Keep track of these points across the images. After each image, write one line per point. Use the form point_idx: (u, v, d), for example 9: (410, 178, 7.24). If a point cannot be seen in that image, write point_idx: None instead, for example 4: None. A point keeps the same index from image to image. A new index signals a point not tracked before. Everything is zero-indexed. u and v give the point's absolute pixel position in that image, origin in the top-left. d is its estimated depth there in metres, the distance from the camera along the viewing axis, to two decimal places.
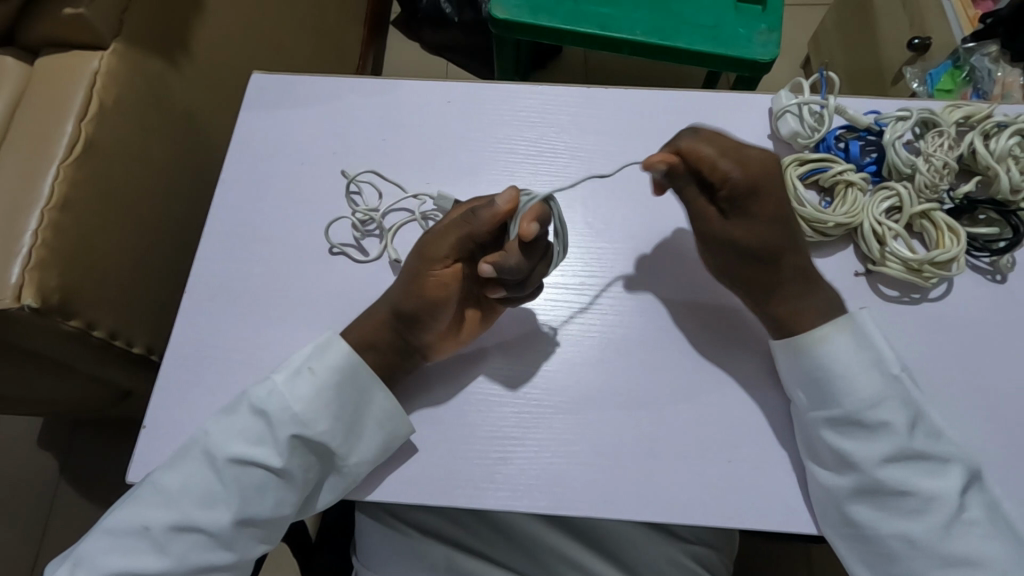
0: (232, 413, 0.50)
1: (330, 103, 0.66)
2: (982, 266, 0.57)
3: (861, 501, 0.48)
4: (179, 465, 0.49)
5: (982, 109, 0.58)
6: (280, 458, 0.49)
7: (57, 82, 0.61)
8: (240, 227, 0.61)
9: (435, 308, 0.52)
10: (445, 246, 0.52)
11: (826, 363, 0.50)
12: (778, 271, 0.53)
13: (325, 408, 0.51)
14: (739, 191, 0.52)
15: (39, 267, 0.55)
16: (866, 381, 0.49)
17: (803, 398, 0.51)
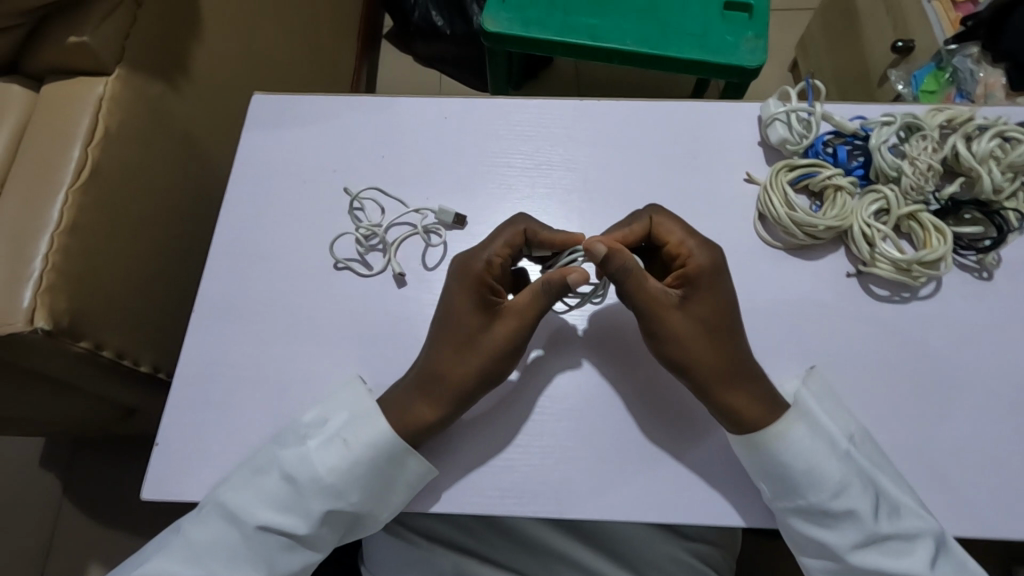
0: (263, 476, 0.51)
1: (329, 122, 0.67)
2: (969, 264, 0.59)
3: (838, 575, 0.50)
4: (202, 531, 0.50)
5: (963, 112, 0.60)
6: (311, 525, 0.50)
7: (61, 109, 0.63)
8: (245, 245, 0.62)
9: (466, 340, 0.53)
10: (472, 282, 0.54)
11: (784, 458, 0.50)
12: (733, 339, 0.52)
13: (353, 477, 0.51)
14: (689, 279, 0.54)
15: (49, 290, 0.55)
16: (828, 471, 0.49)
17: (767, 491, 0.51)
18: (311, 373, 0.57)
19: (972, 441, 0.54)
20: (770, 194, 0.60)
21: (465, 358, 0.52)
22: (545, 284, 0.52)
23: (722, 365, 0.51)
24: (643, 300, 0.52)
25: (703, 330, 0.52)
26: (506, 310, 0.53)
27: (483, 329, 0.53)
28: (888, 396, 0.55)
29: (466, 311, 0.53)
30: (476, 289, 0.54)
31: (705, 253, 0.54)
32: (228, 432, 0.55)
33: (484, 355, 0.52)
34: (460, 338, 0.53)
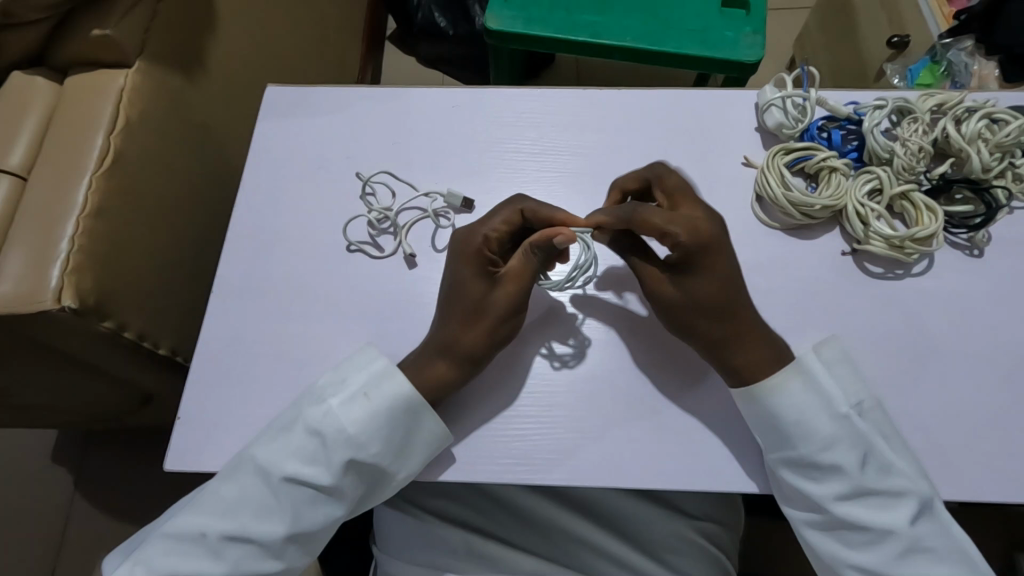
0: (289, 430, 0.53)
1: (341, 111, 0.70)
2: (960, 243, 0.61)
3: (821, 529, 0.52)
4: (233, 479, 0.52)
5: (954, 97, 0.62)
6: (335, 478, 0.52)
7: (85, 100, 0.65)
8: (261, 229, 0.64)
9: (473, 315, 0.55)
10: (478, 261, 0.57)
11: (779, 409, 0.52)
12: (733, 311, 0.54)
13: (377, 427, 0.53)
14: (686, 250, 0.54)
15: (76, 270, 0.58)
16: (817, 423, 0.51)
17: (761, 442, 0.53)
18: (327, 350, 0.59)
19: (963, 410, 0.56)
20: (767, 175, 0.62)
21: (473, 325, 0.55)
22: (530, 246, 0.54)
23: (723, 335, 0.53)
24: (647, 278, 0.56)
25: (700, 307, 0.53)
26: (505, 276, 0.55)
27: (486, 295, 0.55)
28: (882, 367, 0.57)
29: (470, 280, 0.56)
30: (476, 261, 0.56)
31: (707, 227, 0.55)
32: (247, 405, 0.57)
33: (484, 318, 0.55)
34: (470, 306, 0.55)
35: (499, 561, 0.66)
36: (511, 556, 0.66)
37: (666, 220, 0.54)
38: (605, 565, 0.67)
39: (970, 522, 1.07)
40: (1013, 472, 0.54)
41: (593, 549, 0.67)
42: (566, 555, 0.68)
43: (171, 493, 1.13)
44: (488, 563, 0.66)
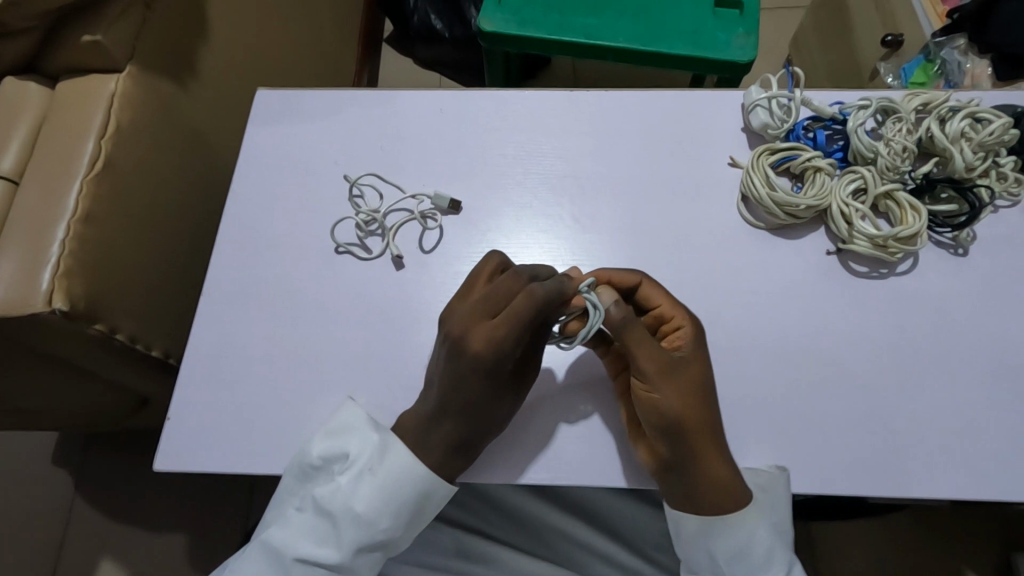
0: (299, 512, 0.55)
1: (330, 115, 0.70)
2: (945, 242, 0.61)
3: None
4: (247, 563, 0.54)
5: (938, 96, 0.63)
6: (346, 556, 0.54)
7: (76, 105, 0.66)
8: (251, 232, 0.65)
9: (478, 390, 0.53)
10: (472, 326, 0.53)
11: (745, 539, 0.53)
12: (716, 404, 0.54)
13: (392, 492, 0.54)
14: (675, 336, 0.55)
15: (66, 274, 0.59)
16: (757, 555, 0.53)
17: (722, 565, 0.54)
18: (315, 352, 0.60)
19: (945, 408, 0.56)
20: (752, 176, 0.62)
21: (472, 382, 0.53)
22: (535, 294, 0.51)
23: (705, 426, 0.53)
24: (646, 358, 0.52)
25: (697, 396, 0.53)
26: (506, 330, 0.52)
27: (488, 354, 0.52)
28: (866, 366, 0.58)
29: (476, 345, 0.52)
30: (483, 325, 0.53)
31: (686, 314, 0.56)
32: (236, 407, 0.58)
33: (484, 375, 0.53)
34: (470, 368, 0.53)
35: (490, 559, 0.66)
36: (502, 554, 0.67)
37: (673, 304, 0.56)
38: (595, 563, 0.67)
39: (965, 520, 1.07)
40: (995, 470, 0.54)
41: (583, 547, 0.68)
42: (557, 553, 0.68)
43: (169, 495, 1.14)
44: (480, 563, 0.66)
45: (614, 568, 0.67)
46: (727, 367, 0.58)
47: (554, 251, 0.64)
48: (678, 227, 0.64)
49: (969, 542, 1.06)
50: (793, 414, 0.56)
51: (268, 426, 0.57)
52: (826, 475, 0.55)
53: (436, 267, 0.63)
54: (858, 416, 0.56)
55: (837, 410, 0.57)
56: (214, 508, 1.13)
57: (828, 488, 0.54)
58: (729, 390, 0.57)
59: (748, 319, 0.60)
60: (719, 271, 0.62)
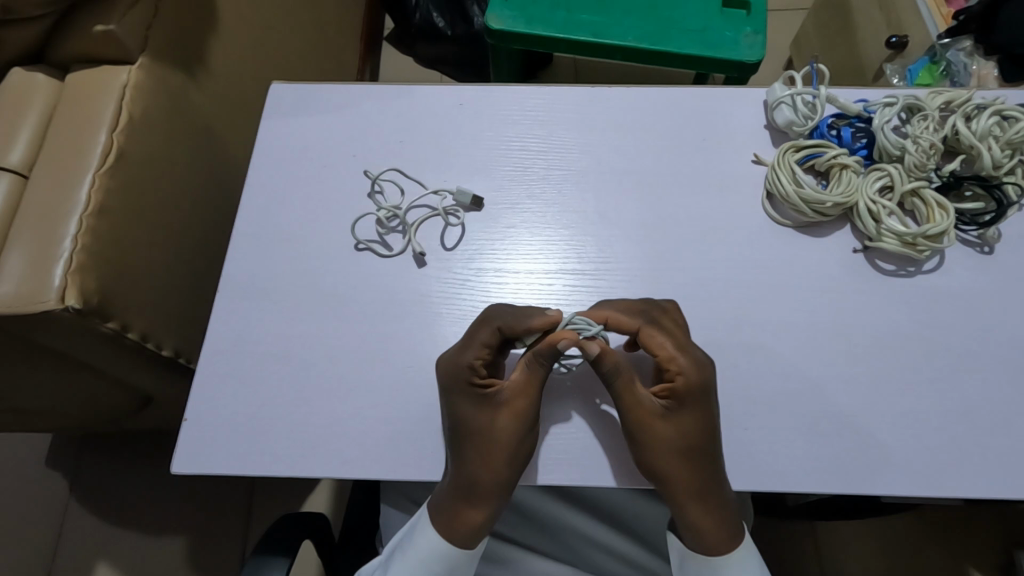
0: None
1: (347, 109, 0.69)
2: (971, 240, 0.62)
3: None
4: None
5: (962, 95, 0.63)
6: None
7: (87, 96, 0.64)
8: (267, 227, 0.63)
9: (479, 439, 0.53)
10: (460, 379, 0.54)
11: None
12: (710, 452, 0.53)
13: (423, 571, 0.55)
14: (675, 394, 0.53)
15: (79, 270, 0.57)
16: None
17: None
18: (336, 350, 0.58)
19: (976, 406, 0.56)
20: (779, 173, 0.62)
21: (494, 447, 0.53)
22: (538, 358, 0.53)
23: (693, 475, 0.53)
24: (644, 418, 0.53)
25: (680, 449, 0.52)
26: (510, 395, 0.54)
27: (495, 421, 0.53)
28: (894, 363, 0.58)
29: (469, 411, 0.53)
30: (467, 391, 0.54)
31: (695, 371, 0.53)
32: (255, 408, 0.57)
33: (502, 440, 0.53)
34: (482, 435, 0.53)
35: (510, 561, 0.67)
36: (521, 555, 0.67)
37: (680, 359, 0.53)
38: (610, 563, 0.68)
39: (971, 519, 1.08)
40: None
41: (601, 550, 0.68)
42: (572, 553, 0.68)
43: (170, 498, 1.11)
44: (494, 563, 0.67)
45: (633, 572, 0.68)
46: (755, 365, 0.58)
47: (575, 247, 0.63)
48: (703, 225, 0.63)
49: (974, 541, 1.06)
50: (823, 412, 0.56)
51: (289, 425, 0.56)
52: (858, 474, 0.54)
53: (458, 262, 0.62)
54: (888, 413, 0.56)
55: (867, 408, 0.56)
56: (216, 511, 1.11)
57: (861, 486, 0.54)
58: (758, 389, 0.57)
59: (776, 317, 0.59)
60: (745, 268, 0.61)
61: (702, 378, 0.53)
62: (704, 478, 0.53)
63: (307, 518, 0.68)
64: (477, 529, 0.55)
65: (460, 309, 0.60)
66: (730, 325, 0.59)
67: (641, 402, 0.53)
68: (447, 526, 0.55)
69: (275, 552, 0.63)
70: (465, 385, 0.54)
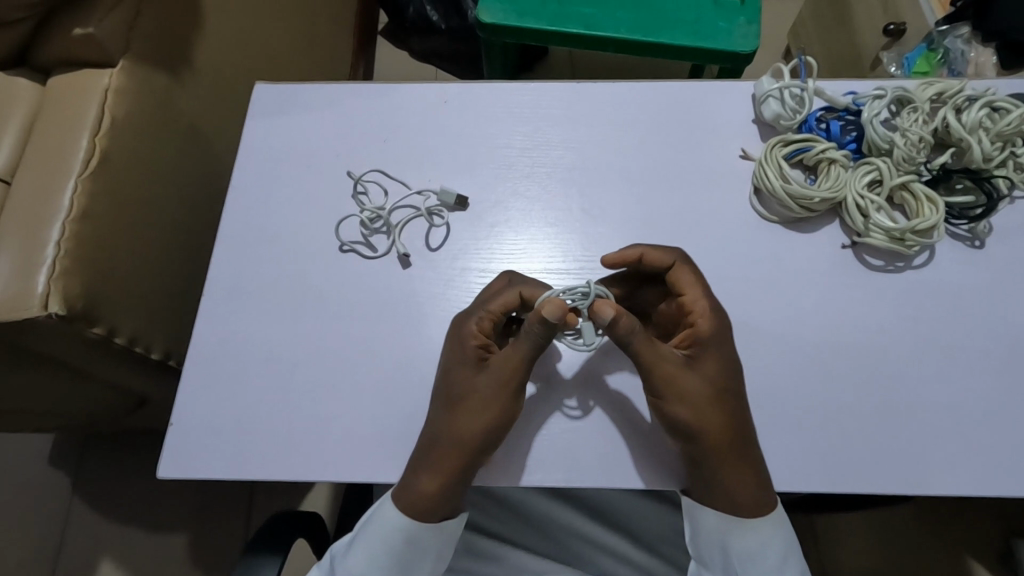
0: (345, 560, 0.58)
1: (331, 109, 0.68)
2: (961, 234, 0.61)
3: None
4: None
5: (953, 86, 0.62)
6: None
7: (68, 101, 0.64)
8: (252, 230, 0.63)
9: (463, 405, 0.52)
10: (472, 337, 0.54)
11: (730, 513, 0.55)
12: (737, 396, 0.53)
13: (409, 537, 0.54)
14: (700, 341, 0.54)
15: (63, 276, 0.57)
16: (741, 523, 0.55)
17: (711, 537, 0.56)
18: (322, 353, 0.58)
19: (966, 402, 0.56)
20: (766, 168, 0.61)
21: (472, 411, 0.52)
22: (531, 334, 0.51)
23: (732, 428, 0.52)
24: (672, 370, 0.52)
25: (712, 397, 0.52)
26: (500, 366, 0.53)
27: (480, 384, 0.53)
28: (883, 359, 0.57)
29: (464, 372, 0.54)
30: (471, 350, 0.54)
31: (713, 316, 0.54)
32: (242, 410, 0.57)
33: (480, 402, 0.52)
34: (461, 392, 0.53)
35: (499, 556, 0.65)
36: (513, 552, 0.66)
37: (701, 301, 0.55)
38: (600, 558, 0.67)
39: (969, 511, 1.07)
40: (1017, 464, 0.54)
41: (591, 544, 0.67)
42: (562, 548, 0.68)
43: (169, 497, 1.12)
44: (493, 562, 0.65)
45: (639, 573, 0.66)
46: (742, 363, 0.57)
47: (561, 244, 0.62)
48: (690, 221, 0.63)
49: (971, 533, 1.06)
50: (810, 409, 0.56)
51: (276, 428, 0.56)
52: (845, 471, 0.54)
53: (444, 262, 0.62)
54: (877, 410, 0.55)
55: (857, 406, 0.56)
56: (215, 508, 1.12)
57: (849, 484, 0.54)
58: (746, 387, 0.56)
59: (763, 314, 0.59)
60: (732, 264, 0.61)
61: (721, 322, 0.55)
62: (741, 428, 0.52)
63: (299, 516, 0.68)
64: (431, 501, 0.53)
65: (445, 310, 0.60)
66: None
67: (665, 355, 0.53)
68: (408, 499, 0.53)
69: (267, 552, 0.63)
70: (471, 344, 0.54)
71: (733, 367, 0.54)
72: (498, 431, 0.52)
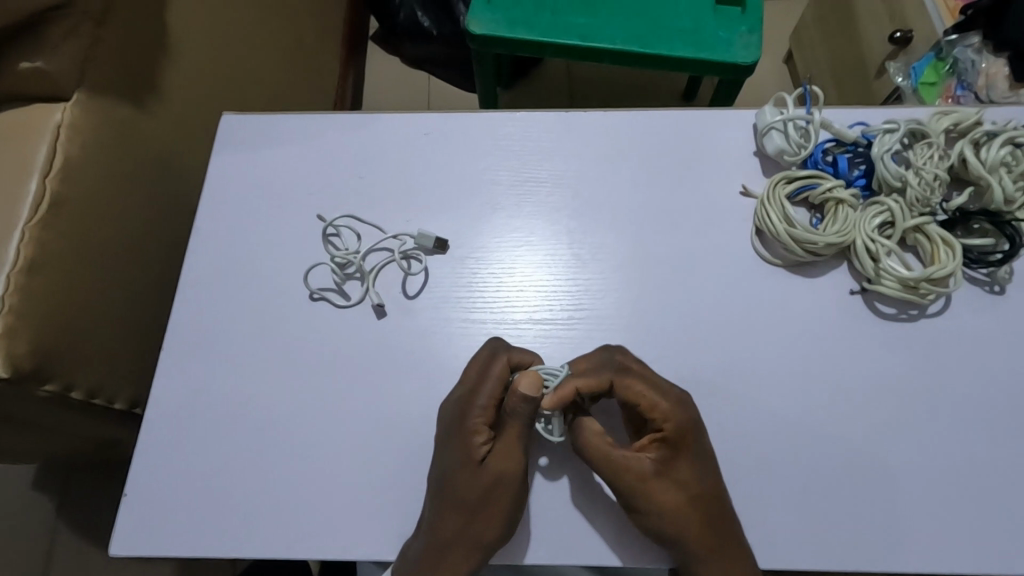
0: None
1: (303, 142, 0.64)
2: (979, 278, 0.56)
3: None
4: None
5: (971, 117, 0.57)
6: None
7: (17, 140, 0.60)
8: (217, 277, 0.59)
9: (474, 509, 0.48)
10: (465, 431, 0.49)
11: None
12: (715, 500, 0.48)
13: None
14: (666, 441, 0.49)
15: (7, 335, 0.53)
16: None
17: None
18: (289, 414, 0.54)
19: (987, 465, 0.51)
20: (768, 208, 0.56)
21: (484, 511, 0.48)
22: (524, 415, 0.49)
23: (710, 534, 0.47)
24: (637, 478, 0.48)
25: (686, 503, 0.48)
26: (500, 454, 0.49)
27: (485, 481, 0.49)
28: (894, 418, 0.53)
29: (464, 472, 0.49)
30: (467, 444, 0.49)
31: (680, 412, 0.49)
32: (203, 477, 0.52)
33: (489, 501, 0.48)
34: (463, 492, 0.49)
35: None
36: None
37: (660, 397, 0.49)
38: None
39: None
40: None
41: None
42: None
43: None
44: None
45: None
46: (743, 423, 0.53)
47: (550, 291, 0.58)
48: (686, 264, 0.58)
49: None
50: (817, 474, 0.51)
51: (238, 497, 0.52)
52: (855, 544, 0.50)
53: (423, 311, 0.57)
54: (889, 474, 0.51)
55: (868, 471, 0.51)
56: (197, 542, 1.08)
57: (859, 558, 0.49)
58: (747, 451, 0.52)
59: (765, 368, 0.54)
60: (731, 312, 0.56)
61: (688, 417, 0.49)
62: (720, 532, 0.48)
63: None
64: None
65: (424, 364, 0.55)
66: (715, 378, 0.54)
67: (631, 460, 0.48)
68: None
69: None
70: (464, 438, 0.49)
71: (706, 466, 0.49)
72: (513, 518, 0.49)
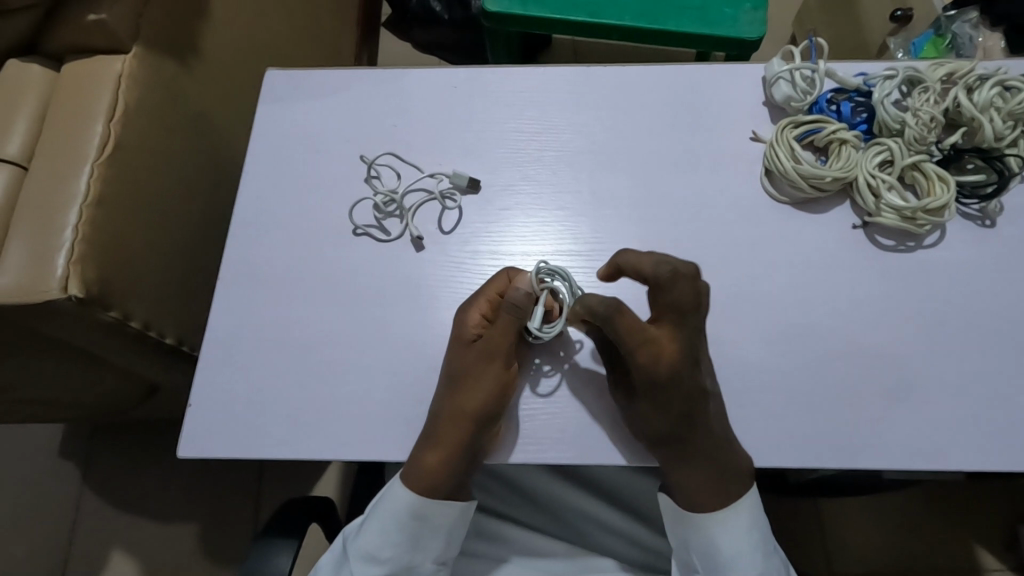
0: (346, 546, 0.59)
1: (341, 94, 0.68)
2: (972, 213, 0.61)
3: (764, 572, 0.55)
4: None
5: (964, 66, 0.62)
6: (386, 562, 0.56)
7: (81, 89, 0.65)
8: (265, 215, 0.64)
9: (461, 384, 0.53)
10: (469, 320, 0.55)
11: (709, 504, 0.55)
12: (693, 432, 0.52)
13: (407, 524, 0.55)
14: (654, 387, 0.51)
15: (79, 260, 0.57)
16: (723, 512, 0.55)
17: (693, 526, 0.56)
18: (336, 335, 0.59)
19: (977, 379, 0.56)
20: (777, 149, 0.61)
21: (471, 390, 0.53)
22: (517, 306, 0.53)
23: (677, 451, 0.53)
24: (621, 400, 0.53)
25: (655, 431, 0.52)
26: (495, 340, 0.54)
27: (478, 363, 0.54)
28: (893, 337, 0.57)
29: (463, 354, 0.54)
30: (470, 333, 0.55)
31: (666, 366, 0.50)
32: (258, 392, 0.57)
33: (478, 380, 0.53)
34: (457, 370, 0.54)
35: (511, 538, 0.66)
36: (525, 534, 0.66)
37: (650, 353, 0.50)
38: (611, 541, 0.67)
39: (976, 498, 1.08)
40: None
41: (602, 527, 0.68)
42: (573, 531, 0.68)
43: (180, 487, 1.13)
44: (506, 544, 0.66)
45: (656, 557, 0.66)
46: (754, 342, 0.58)
47: (573, 227, 0.63)
48: (700, 203, 0.63)
49: (978, 519, 1.06)
50: (821, 387, 0.56)
51: (292, 410, 0.57)
52: (857, 447, 0.54)
53: (455, 245, 0.62)
54: (888, 387, 0.56)
55: (868, 384, 0.56)
56: (225, 498, 1.12)
57: (860, 460, 0.54)
58: (758, 367, 0.57)
59: (774, 294, 0.59)
60: (742, 245, 0.61)
61: (673, 374, 0.50)
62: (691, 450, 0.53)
63: (313, 501, 0.69)
64: (436, 476, 0.54)
65: (458, 292, 0.60)
66: (728, 303, 0.59)
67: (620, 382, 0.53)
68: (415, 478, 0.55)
69: (282, 535, 0.64)
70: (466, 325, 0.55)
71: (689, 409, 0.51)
72: (498, 402, 0.54)
